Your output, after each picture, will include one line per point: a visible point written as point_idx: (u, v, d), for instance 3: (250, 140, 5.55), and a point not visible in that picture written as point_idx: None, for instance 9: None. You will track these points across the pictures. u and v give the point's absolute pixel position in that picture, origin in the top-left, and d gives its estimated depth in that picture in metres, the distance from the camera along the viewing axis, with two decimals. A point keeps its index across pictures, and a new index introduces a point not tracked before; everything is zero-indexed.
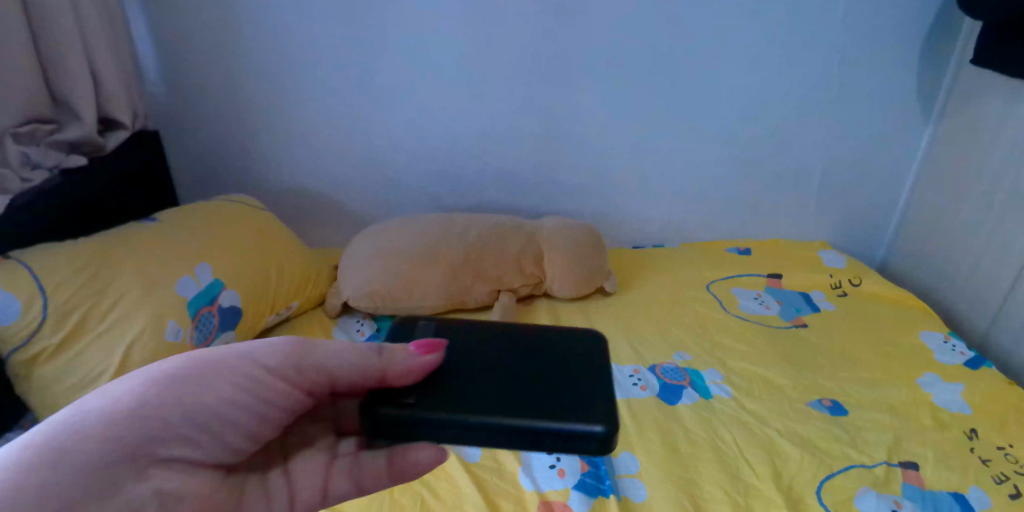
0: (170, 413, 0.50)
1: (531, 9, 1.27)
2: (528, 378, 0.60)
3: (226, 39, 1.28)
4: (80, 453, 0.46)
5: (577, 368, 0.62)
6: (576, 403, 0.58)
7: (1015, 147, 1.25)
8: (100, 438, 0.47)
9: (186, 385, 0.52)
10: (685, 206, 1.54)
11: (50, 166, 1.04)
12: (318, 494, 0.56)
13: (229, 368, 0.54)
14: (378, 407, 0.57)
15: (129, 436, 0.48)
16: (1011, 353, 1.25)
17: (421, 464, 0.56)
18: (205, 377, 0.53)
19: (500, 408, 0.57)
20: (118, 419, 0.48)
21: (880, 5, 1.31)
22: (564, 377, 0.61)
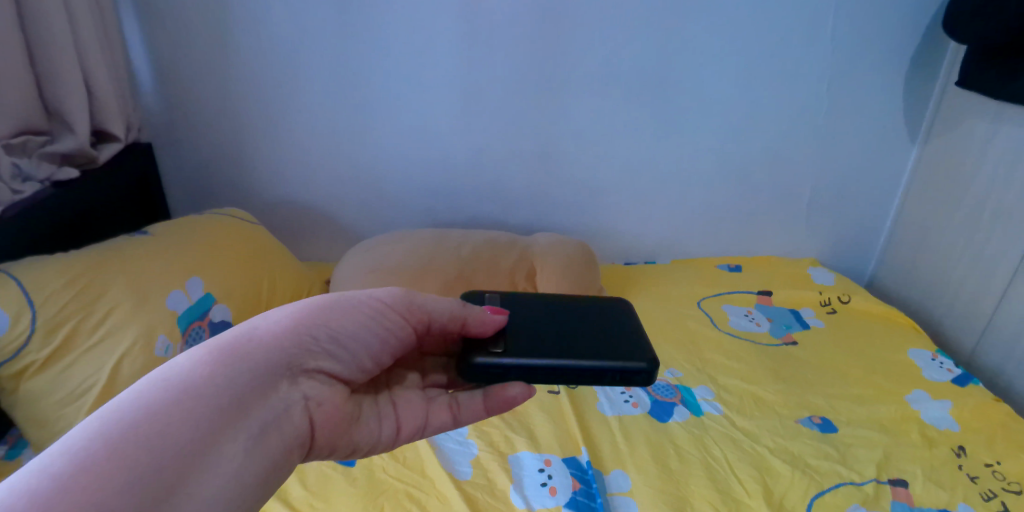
0: (304, 335, 0.53)
1: (525, 28, 1.29)
2: (585, 328, 0.66)
3: (223, 53, 1.29)
4: (250, 355, 0.50)
5: (619, 322, 0.67)
6: (634, 344, 0.63)
7: (1000, 168, 1.27)
8: (256, 350, 0.50)
9: (327, 314, 0.55)
10: (676, 223, 1.56)
11: (42, 178, 1.03)
12: (420, 425, 0.60)
13: (359, 305, 0.58)
14: (470, 356, 0.60)
15: (276, 351, 0.51)
16: (998, 370, 1.26)
17: (513, 399, 0.60)
18: (341, 310, 0.57)
19: (573, 350, 0.61)
20: (264, 335, 0.52)
21: (866, 28, 1.34)
22: (611, 329, 0.66)
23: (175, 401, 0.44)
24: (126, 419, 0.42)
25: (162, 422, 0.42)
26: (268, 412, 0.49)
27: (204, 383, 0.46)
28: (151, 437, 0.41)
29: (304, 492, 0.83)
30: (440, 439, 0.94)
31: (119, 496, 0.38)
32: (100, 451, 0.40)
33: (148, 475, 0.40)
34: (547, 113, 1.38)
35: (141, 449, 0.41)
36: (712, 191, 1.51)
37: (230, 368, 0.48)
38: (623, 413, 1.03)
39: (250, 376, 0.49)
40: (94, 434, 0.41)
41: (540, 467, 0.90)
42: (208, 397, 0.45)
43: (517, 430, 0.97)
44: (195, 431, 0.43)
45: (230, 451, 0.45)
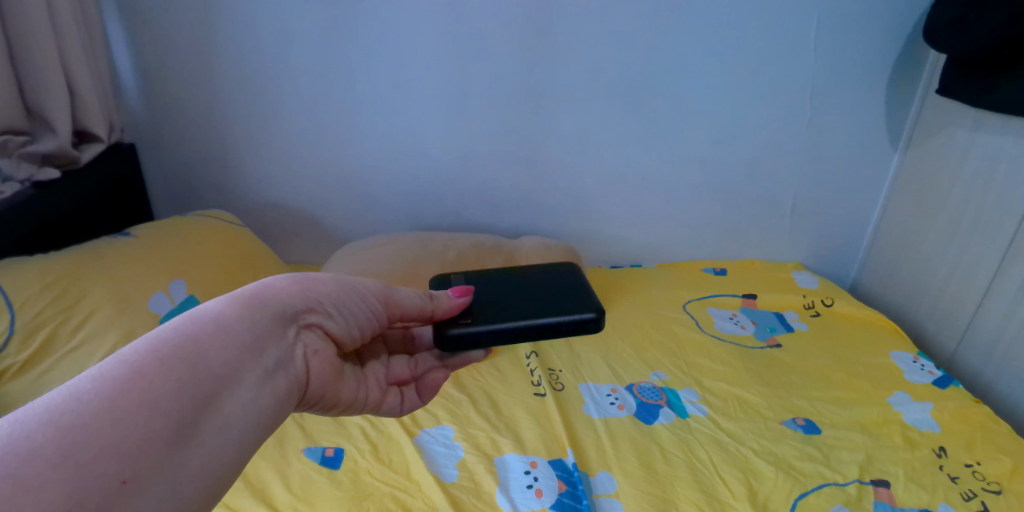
0: (313, 292, 0.53)
1: (513, 33, 1.30)
2: (539, 290, 0.69)
3: (209, 55, 1.28)
4: (262, 303, 0.48)
5: (568, 282, 0.71)
6: (584, 297, 0.67)
7: (978, 175, 1.30)
8: (271, 296, 0.49)
9: (333, 283, 0.55)
10: (662, 228, 1.57)
11: (22, 178, 1.02)
12: (374, 406, 0.62)
13: (359, 282, 0.57)
14: (445, 330, 0.63)
15: (288, 300, 0.50)
16: (977, 372, 1.28)
17: (434, 385, 0.66)
18: (345, 282, 0.56)
19: (531, 310, 0.65)
20: (278, 285, 0.51)
21: (848, 38, 1.36)
22: (561, 288, 0.70)
23: (203, 328, 0.43)
24: (160, 339, 0.41)
25: (193, 346, 0.41)
26: (280, 353, 0.47)
27: (230, 317, 0.45)
28: (183, 358, 0.40)
29: (288, 496, 0.82)
30: (426, 442, 0.94)
31: (157, 408, 0.37)
32: (142, 364, 0.39)
33: (181, 393, 0.39)
34: (534, 118, 1.39)
35: (175, 367, 0.40)
36: (697, 196, 1.53)
37: (250, 308, 0.47)
38: (609, 415, 1.03)
39: (267, 319, 0.48)
40: (134, 351, 0.40)
41: (527, 470, 0.89)
42: (234, 329, 0.44)
43: (503, 433, 0.97)
44: (223, 358, 0.42)
45: (250, 383, 0.43)
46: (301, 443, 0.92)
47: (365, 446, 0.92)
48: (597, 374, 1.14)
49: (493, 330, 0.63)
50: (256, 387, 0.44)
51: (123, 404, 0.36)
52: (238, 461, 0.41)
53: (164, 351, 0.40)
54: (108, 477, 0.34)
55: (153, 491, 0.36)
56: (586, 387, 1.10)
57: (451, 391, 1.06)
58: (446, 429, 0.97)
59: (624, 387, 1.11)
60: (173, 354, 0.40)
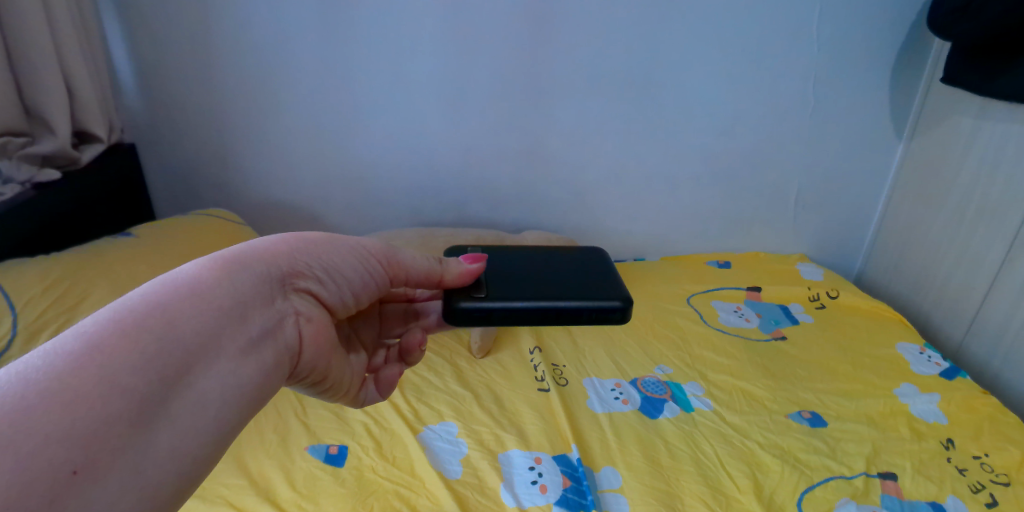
0: (302, 251, 0.50)
1: (513, 26, 1.29)
2: (554, 274, 0.71)
3: (206, 53, 1.27)
4: (243, 264, 0.45)
5: (591, 272, 0.72)
6: (602, 286, 0.69)
7: (984, 163, 1.28)
8: (255, 257, 0.46)
9: (321, 244, 0.52)
10: (665, 221, 1.56)
11: (22, 180, 1.01)
12: (357, 380, 0.61)
13: (351, 243, 0.55)
14: (458, 303, 0.63)
15: (273, 261, 0.47)
16: (985, 363, 1.27)
17: (393, 377, 0.66)
18: (333, 243, 0.53)
19: (550, 293, 0.66)
20: (263, 244, 0.48)
21: (852, 26, 1.35)
22: (583, 277, 0.71)
23: (177, 294, 0.40)
24: (125, 310, 0.38)
25: (161, 316, 0.38)
26: (266, 320, 0.45)
27: (207, 282, 0.42)
28: (151, 329, 0.38)
29: (292, 494, 0.82)
30: (430, 438, 0.93)
31: (118, 387, 0.35)
32: (103, 339, 0.36)
33: (146, 370, 0.36)
34: (534, 114, 1.38)
35: (141, 340, 0.37)
36: (700, 188, 1.51)
37: (231, 271, 0.44)
38: (613, 410, 1.03)
39: (250, 282, 0.45)
40: (95, 322, 0.37)
41: (531, 465, 0.89)
42: (211, 294, 0.41)
43: (507, 429, 0.96)
44: (197, 327, 0.40)
45: (228, 355, 0.41)
46: (304, 441, 0.92)
47: (368, 443, 0.92)
48: (601, 369, 1.14)
49: (510, 305, 0.63)
50: (237, 358, 0.41)
51: (74, 385, 0.34)
52: (215, 442, 0.39)
53: (127, 322, 0.37)
54: (57, 467, 0.32)
55: (112, 480, 0.34)
56: (591, 382, 1.10)
57: (454, 387, 1.06)
58: (450, 425, 0.97)
59: (628, 381, 1.11)
60: (136, 326, 0.37)
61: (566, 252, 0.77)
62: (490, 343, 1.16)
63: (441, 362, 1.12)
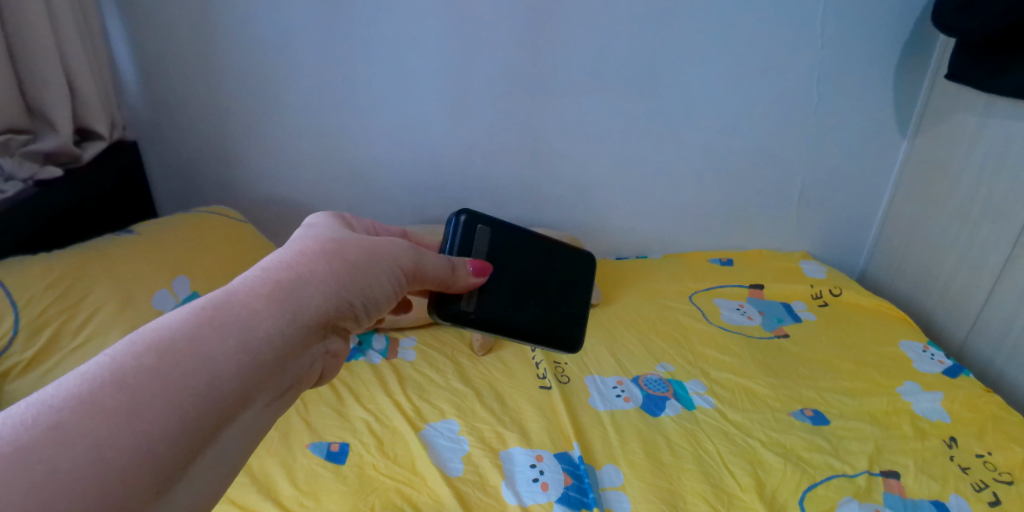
0: (352, 286, 0.49)
1: (514, 23, 1.28)
2: (540, 288, 0.71)
3: (208, 50, 1.27)
4: (291, 310, 0.44)
5: (572, 292, 0.73)
6: (568, 312, 0.72)
7: (988, 160, 1.28)
8: (305, 301, 0.45)
9: (366, 274, 0.51)
10: (668, 218, 1.55)
11: (24, 177, 1.02)
12: None
13: (393, 268, 0.54)
14: (444, 315, 0.63)
15: (322, 306, 0.46)
16: (989, 361, 1.27)
17: None
18: (378, 270, 0.52)
19: (524, 317, 0.68)
20: (313, 283, 0.46)
21: (856, 22, 1.34)
22: (562, 298, 0.72)
23: (222, 350, 0.39)
24: (168, 364, 0.37)
25: (207, 376, 0.38)
26: (297, 370, 0.45)
27: (253, 337, 0.41)
28: (192, 393, 0.37)
29: (293, 491, 0.82)
30: (431, 436, 0.93)
31: (152, 456, 0.35)
32: (144, 401, 0.35)
33: (181, 436, 0.36)
34: (536, 111, 1.38)
35: (181, 405, 0.37)
36: (703, 186, 1.51)
37: (279, 321, 0.43)
38: (615, 407, 1.03)
39: (298, 331, 0.44)
40: (137, 379, 0.36)
41: (532, 463, 0.89)
42: (256, 351, 0.41)
43: (508, 426, 0.96)
44: (236, 386, 0.40)
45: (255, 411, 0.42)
46: (306, 437, 0.92)
47: (370, 440, 0.92)
48: (603, 366, 1.14)
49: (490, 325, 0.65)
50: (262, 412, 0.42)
51: (112, 450, 0.34)
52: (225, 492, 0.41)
53: (174, 381, 0.37)
54: None
55: None
56: (593, 380, 1.09)
57: (456, 384, 1.06)
58: (451, 423, 0.97)
59: (630, 379, 1.11)
60: (182, 386, 0.37)
61: (567, 257, 0.74)
62: (491, 340, 1.16)
63: (443, 360, 1.13)
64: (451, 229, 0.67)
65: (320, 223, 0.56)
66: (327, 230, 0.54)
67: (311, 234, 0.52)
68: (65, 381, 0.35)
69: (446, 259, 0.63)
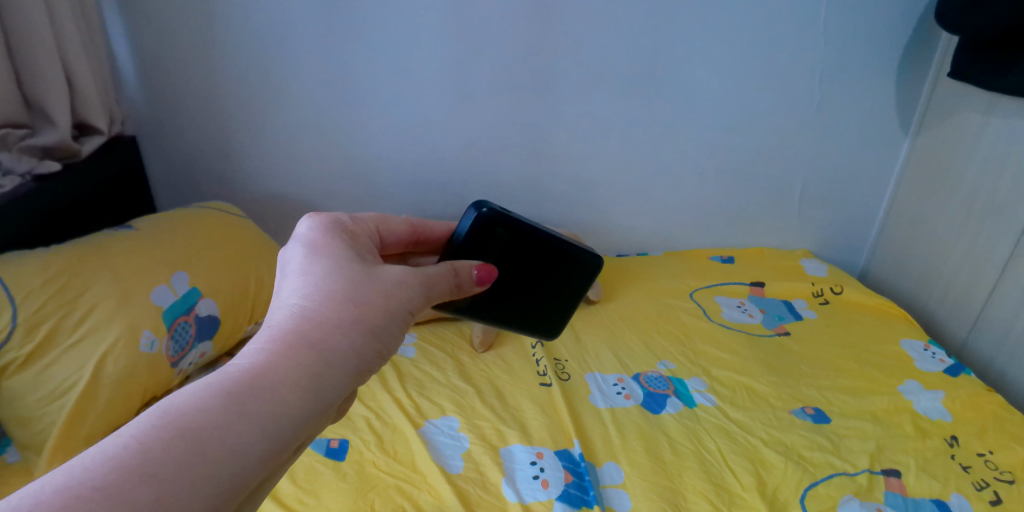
0: (376, 347, 0.49)
1: (516, 19, 1.28)
2: (543, 284, 0.71)
3: (208, 45, 1.27)
4: (319, 386, 0.45)
5: (572, 287, 0.73)
6: (562, 305, 0.74)
7: (991, 159, 1.27)
8: (333, 377, 0.46)
9: (389, 331, 0.51)
10: (669, 216, 1.55)
11: (22, 172, 1.01)
12: None
13: (414, 313, 0.53)
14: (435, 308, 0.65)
15: (347, 378, 0.47)
16: (990, 360, 1.27)
17: None
18: (400, 323, 0.52)
19: (514, 310, 0.71)
20: (340, 355, 0.47)
21: (860, 19, 1.33)
22: (559, 292, 0.73)
23: (251, 436, 0.40)
24: (198, 453, 0.38)
25: (238, 464, 0.39)
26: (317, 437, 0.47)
27: (281, 422, 0.42)
28: (221, 484, 0.38)
29: (293, 487, 0.82)
30: (431, 433, 0.93)
31: None
32: (174, 494, 0.36)
33: None
34: (537, 109, 1.38)
35: (210, 497, 0.38)
36: (704, 184, 1.51)
37: (308, 402, 0.44)
38: (615, 405, 1.02)
39: (324, 407, 0.45)
40: (167, 471, 0.37)
41: (532, 461, 0.89)
42: (284, 436, 0.42)
43: (509, 424, 0.96)
44: (261, 472, 0.41)
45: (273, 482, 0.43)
46: None
47: (370, 438, 0.91)
48: (603, 363, 1.14)
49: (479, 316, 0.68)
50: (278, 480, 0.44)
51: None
52: None
53: (204, 473, 0.38)
54: None
55: None
56: (593, 377, 1.09)
57: (456, 382, 1.06)
58: (452, 420, 0.96)
59: (631, 376, 1.11)
60: (214, 479, 0.38)
61: (583, 256, 0.72)
62: (491, 337, 1.16)
63: (444, 357, 1.13)
64: (465, 228, 0.64)
65: (331, 242, 0.54)
66: (343, 262, 0.52)
67: (329, 274, 0.50)
68: (92, 465, 0.36)
69: (452, 263, 0.59)
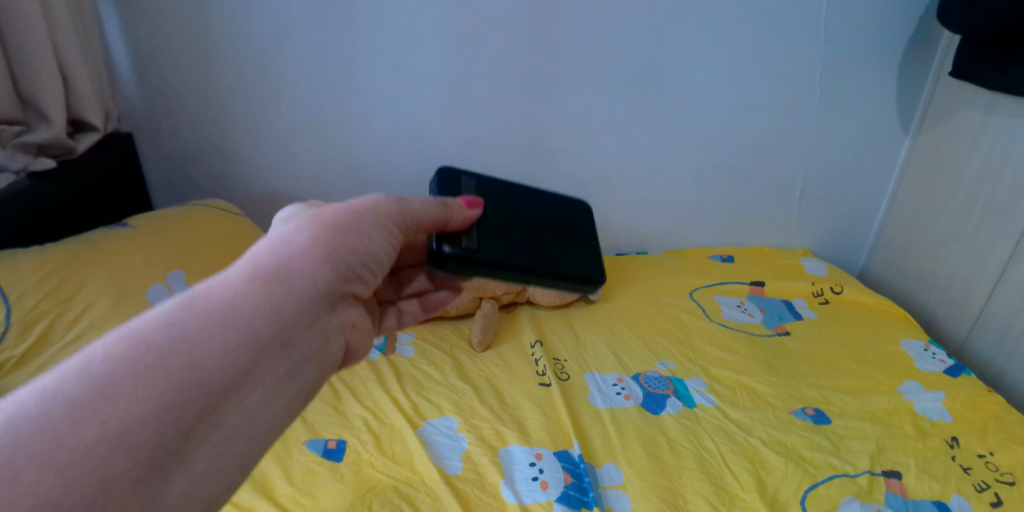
0: (344, 246, 0.46)
1: (515, 17, 1.27)
2: (542, 233, 0.69)
3: (205, 41, 1.26)
4: (280, 275, 0.41)
5: (568, 233, 0.72)
6: (573, 255, 0.70)
7: (991, 158, 1.27)
8: (296, 266, 0.42)
9: (357, 230, 0.47)
10: (668, 214, 1.54)
11: (17, 168, 1.00)
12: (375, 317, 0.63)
13: (384, 219, 0.50)
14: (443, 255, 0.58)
15: (317, 270, 0.43)
16: (990, 360, 1.26)
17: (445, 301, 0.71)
18: (369, 226, 0.48)
19: (534, 256, 0.65)
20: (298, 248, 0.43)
21: (861, 18, 1.33)
22: (562, 238, 0.71)
23: (200, 322, 0.36)
24: (137, 345, 0.34)
25: (188, 352, 0.34)
26: (311, 344, 0.41)
27: (236, 309, 0.38)
28: (166, 371, 0.33)
29: (289, 488, 0.81)
30: (429, 433, 0.93)
31: (125, 441, 0.31)
32: (107, 382, 0.32)
33: (160, 418, 0.32)
34: (537, 107, 1.37)
35: (154, 384, 0.33)
36: (705, 183, 1.50)
37: (269, 289, 0.40)
38: (614, 405, 1.02)
39: (293, 295, 0.41)
40: (97, 365, 0.32)
41: (531, 461, 0.88)
42: (244, 322, 0.37)
43: (507, 424, 0.95)
44: (226, 363, 0.36)
45: (263, 387, 0.37)
46: (302, 434, 0.91)
47: (367, 438, 0.91)
48: (602, 363, 1.13)
49: (497, 265, 0.60)
50: (269, 388, 0.38)
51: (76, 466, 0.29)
52: (232, 481, 0.36)
53: (143, 361, 0.33)
54: None
55: None
56: (592, 377, 1.09)
57: (454, 381, 1.05)
58: (450, 420, 0.96)
59: (630, 376, 1.10)
60: (157, 366, 0.33)
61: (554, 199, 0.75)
62: (490, 336, 1.16)
63: (442, 356, 1.12)
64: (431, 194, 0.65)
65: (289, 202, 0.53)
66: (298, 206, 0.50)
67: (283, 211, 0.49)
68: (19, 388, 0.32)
69: (435, 197, 0.59)
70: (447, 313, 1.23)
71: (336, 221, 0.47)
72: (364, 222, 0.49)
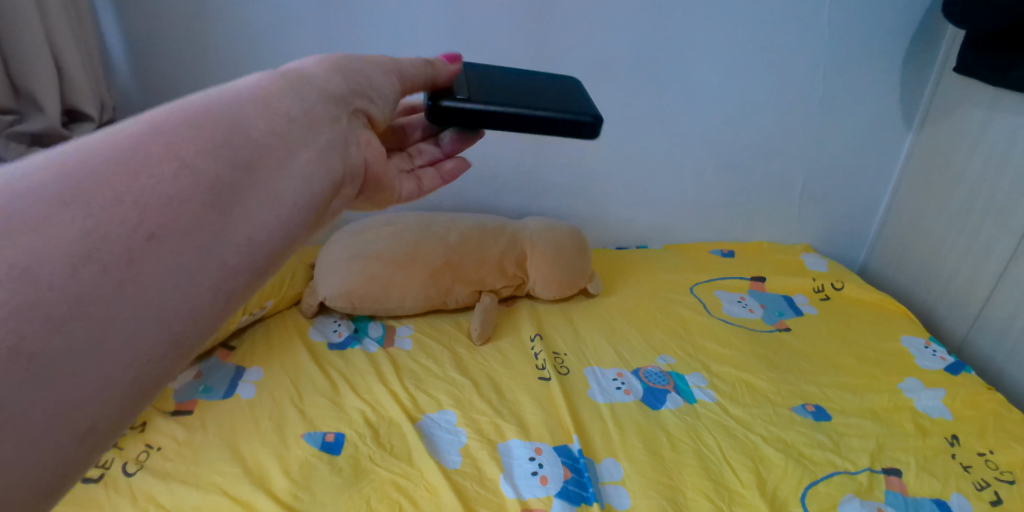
0: (352, 71, 0.48)
1: (516, 8, 1.25)
2: (539, 88, 0.64)
3: (201, 30, 1.24)
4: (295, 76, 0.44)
5: (569, 87, 0.66)
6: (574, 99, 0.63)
7: (994, 156, 1.26)
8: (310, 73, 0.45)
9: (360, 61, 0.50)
10: (669, 209, 1.53)
11: (10, 158, 0.97)
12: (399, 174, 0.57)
13: (384, 62, 0.53)
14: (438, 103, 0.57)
15: (330, 79, 0.46)
16: (989, 358, 1.26)
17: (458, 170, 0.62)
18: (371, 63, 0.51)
19: (525, 100, 0.60)
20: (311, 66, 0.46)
21: (865, 12, 1.31)
22: (560, 90, 0.65)
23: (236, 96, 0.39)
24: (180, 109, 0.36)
25: (224, 113, 0.37)
26: (338, 131, 0.44)
27: (263, 89, 0.40)
28: (206, 120, 0.36)
29: (287, 483, 0.81)
30: (428, 428, 0.92)
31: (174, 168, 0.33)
32: (161, 125, 0.34)
33: (209, 152, 0.34)
34: None
35: (199, 128, 0.35)
36: (706, 177, 1.49)
37: (290, 82, 0.42)
38: (614, 400, 1.01)
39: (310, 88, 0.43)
40: (144, 118, 0.35)
41: (530, 456, 0.88)
42: (272, 99, 0.40)
43: (507, 419, 0.95)
44: (262, 123, 0.38)
45: (298, 150, 0.39)
46: (300, 428, 0.90)
47: (365, 431, 0.90)
48: (602, 358, 1.12)
49: (496, 113, 0.58)
50: (307, 155, 0.40)
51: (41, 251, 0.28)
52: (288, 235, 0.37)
53: (185, 115, 0.35)
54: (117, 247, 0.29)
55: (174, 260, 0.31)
56: (592, 372, 1.08)
57: (454, 376, 1.04)
58: (449, 414, 0.95)
59: (630, 371, 1.09)
60: (198, 118, 0.36)
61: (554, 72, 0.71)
62: (489, 330, 1.16)
63: (441, 350, 1.11)
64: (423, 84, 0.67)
65: None
66: None
67: None
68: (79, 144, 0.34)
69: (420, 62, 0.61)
70: (446, 307, 1.23)
71: (330, 62, 0.47)
72: (356, 68, 0.49)
